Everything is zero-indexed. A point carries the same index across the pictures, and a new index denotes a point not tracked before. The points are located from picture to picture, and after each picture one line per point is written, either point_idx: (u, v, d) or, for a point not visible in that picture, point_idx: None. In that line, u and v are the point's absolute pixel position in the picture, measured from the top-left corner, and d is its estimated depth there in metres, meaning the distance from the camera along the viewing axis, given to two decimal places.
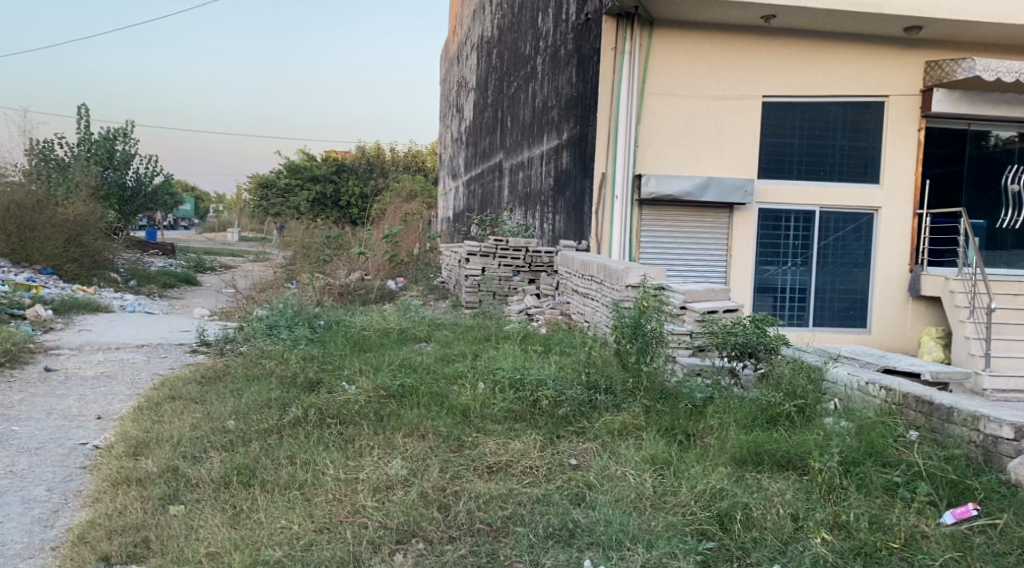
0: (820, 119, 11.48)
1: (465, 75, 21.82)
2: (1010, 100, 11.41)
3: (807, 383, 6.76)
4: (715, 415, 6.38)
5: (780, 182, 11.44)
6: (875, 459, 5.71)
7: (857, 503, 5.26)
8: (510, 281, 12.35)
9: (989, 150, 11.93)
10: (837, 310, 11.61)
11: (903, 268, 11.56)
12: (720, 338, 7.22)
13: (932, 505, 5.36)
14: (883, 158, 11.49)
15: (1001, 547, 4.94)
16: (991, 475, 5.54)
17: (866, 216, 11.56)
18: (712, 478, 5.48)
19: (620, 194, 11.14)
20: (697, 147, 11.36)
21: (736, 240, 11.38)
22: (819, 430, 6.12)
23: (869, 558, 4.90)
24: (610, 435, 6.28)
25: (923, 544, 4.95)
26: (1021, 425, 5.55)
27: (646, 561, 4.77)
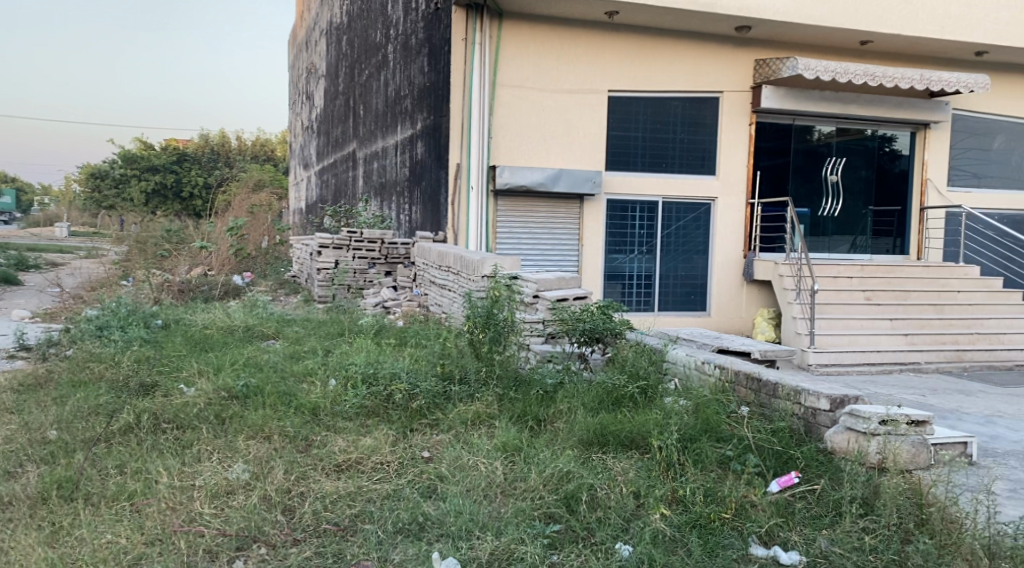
0: (661, 113, 11.96)
1: (314, 61, 21.38)
2: (830, 97, 12.29)
3: (649, 364, 7.09)
4: (564, 400, 6.60)
5: (625, 173, 11.87)
6: (709, 435, 6.06)
7: (693, 477, 5.55)
8: (365, 274, 12.23)
9: (812, 144, 12.80)
10: (681, 295, 12.20)
11: (739, 254, 12.21)
12: (570, 325, 7.46)
13: (760, 475, 5.74)
14: (720, 151, 12.08)
15: (818, 511, 5.35)
16: (812, 444, 5.99)
17: (704, 206, 12.17)
18: (558, 461, 5.65)
19: (475, 185, 11.20)
20: (547, 141, 11.57)
21: (586, 229, 11.73)
22: (659, 410, 6.43)
23: (704, 530, 5.19)
24: (463, 425, 6.36)
25: (752, 513, 5.29)
26: (836, 397, 6.03)
27: (494, 549, 4.88)
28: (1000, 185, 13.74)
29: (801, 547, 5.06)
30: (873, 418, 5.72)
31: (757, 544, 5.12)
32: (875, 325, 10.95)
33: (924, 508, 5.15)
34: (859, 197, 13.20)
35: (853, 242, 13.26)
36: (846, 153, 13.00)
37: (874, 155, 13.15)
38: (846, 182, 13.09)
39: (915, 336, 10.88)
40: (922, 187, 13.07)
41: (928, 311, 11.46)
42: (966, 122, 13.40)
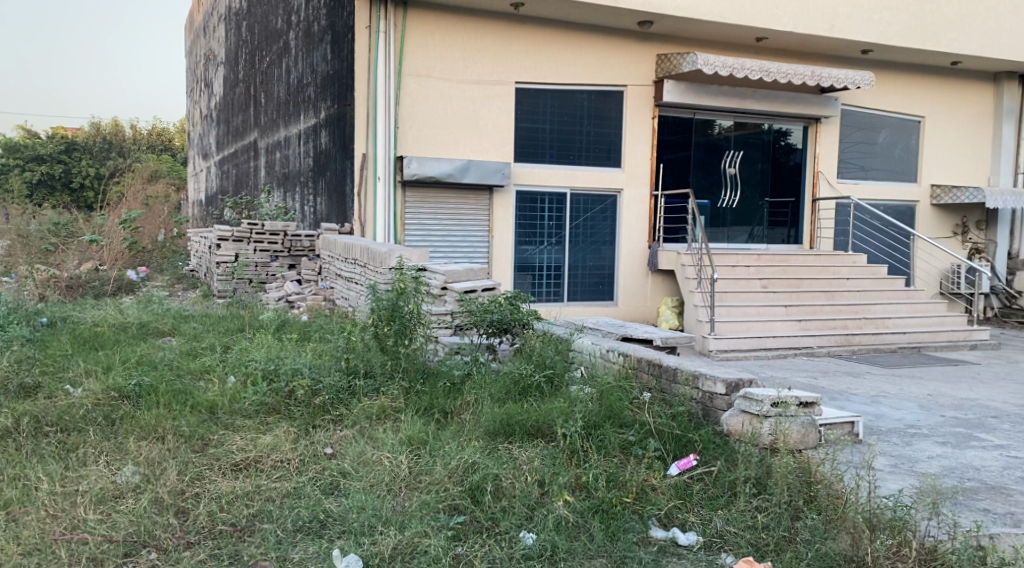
0: (567, 105, 12.05)
1: (212, 48, 20.78)
2: (729, 92, 12.61)
3: (555, 354, 7.17)
4: (471, 392, 6.61)
5: (533, 165, 11.93)
6: (612, 421, 6.17)
7: (596, 464, 5.64)
8: (267, 267, 11.92)
9: (712, 137, 13.13)
10: (589, 285, 12.35)
11: (643, 245, 12.47)
12: (477, 316, 7.48)
13: (661, 459, 5.89)
14: (625, 143, 12.27)
15: (714, 492, 5.51)
16: (710, 427, 6.18)
17: (610, 197, 12.34)
18: (464, 453, 5.65)
19: (382, 175, 11.07)
20: (455, 131, 11.49)
21: (496, 221, 11.74)
22: (564, 398, 6.50)
23: (606, 515, 5.27)
24: (367, 420, 6.30)
25: (652, 496, 5.41)
26: (731, 381, 6.24)
27: (398, 543, 4.83)
28: (885, 177, 14.42)
29: (698, 528, 5.20)
30: (765, 401, 5.93)
31: (657, 527, 5.25)
32: (770, 311, 11.34)
33: (812, 486, 5.33)
34: (757, 188, 13.61)
35: (751, 232, 13.66)
36: (743, 147, 13.39)
37: (769, 148, 13.57)
38: (744, 174, 13.48)
39: (809, 321, 11.30)
40: (813, 179, 13.57)
41: (820, 297, 11.95)
42: (854, 117, 14.00)
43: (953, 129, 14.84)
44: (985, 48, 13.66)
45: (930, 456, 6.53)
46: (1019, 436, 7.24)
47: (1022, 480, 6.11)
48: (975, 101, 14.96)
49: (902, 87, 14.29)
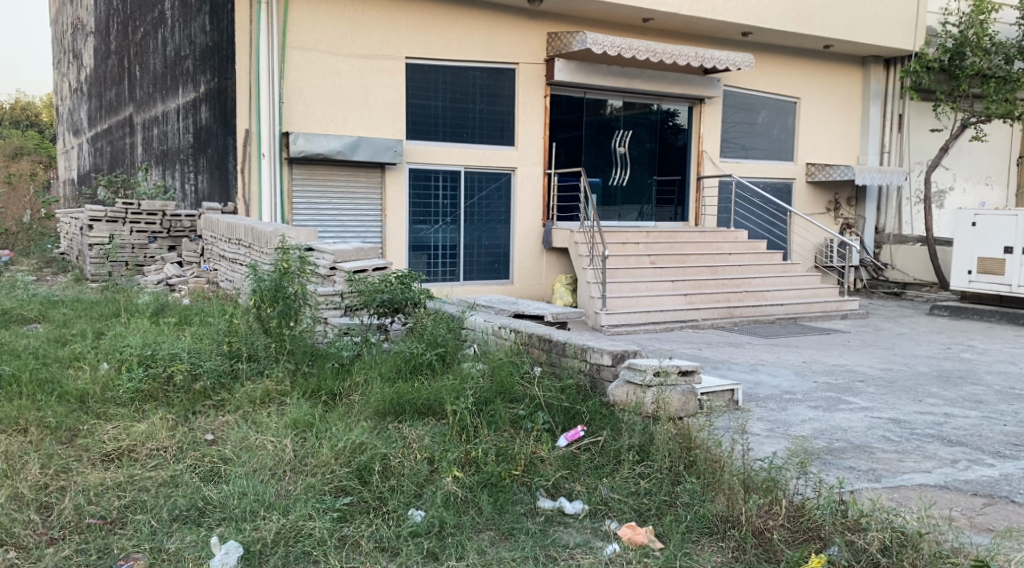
0: (459, 82, 11.91)
1: (80, 18, 19.74)
2: (617, 72, 12.79)
3: (447, 332, 7.13)
4: (360, 372, 6.54)
5: (426, 143, 11.72)
6: (503, 396, 6.22)
7: (485, 439, 5.65)
8: (145, 249, 11.48)
9: (604, 116, 13.29)
10: (484, 264, 12.32)
11: (538, 223, 12.57)
12: (367, 297, 7.36)
13: (550, 432, 5.99)
14: (518, 122, 12.29)
15: (600, 461, 5.63)
16: (596, 398, 6.32)
17: (505, 175, 12.36)
18: (352, 434, 5.57)
19: (267, 151, 10.71)
20: (344, 107, 11.16)
21: (389, 200, 11.52)
22: (455, 376, 6.51)
23: (494, 488, 5.29)
24: (251, 405, 6.13)
25: (540, 468, 5.48)
26: (617, 353, 6.41)
27: (280, 528, 4.72)
28: (765, 156, 14.93)
29: (584, 496, 5.30)
30: (648, 370, 6.13)
31: (544, 497, 5.32)
32: (658, 286, 11.61)
33: (691, 451, 5.50)
34: (645, 167, 13.88)
35: (641, 211, 13.95)
36: (633, 126, 13.61)
37: (657, 128, 13.84)
38: (633, 154, 13.71)
39: (694, 295, 11.64)
40: (699, 158, 13.94)
41: (704, 272, 12.32)
42: (735, 98, 14.43)
43: (827, 109, 15.48)
44: (853, 31, 14.31)
45: (803, 419, 6.84)
46: (883, 398, 7.66)
47: (884, 438, 6.47)
48: (844, 82, 15.65)
49: (780, 69, 14.81)
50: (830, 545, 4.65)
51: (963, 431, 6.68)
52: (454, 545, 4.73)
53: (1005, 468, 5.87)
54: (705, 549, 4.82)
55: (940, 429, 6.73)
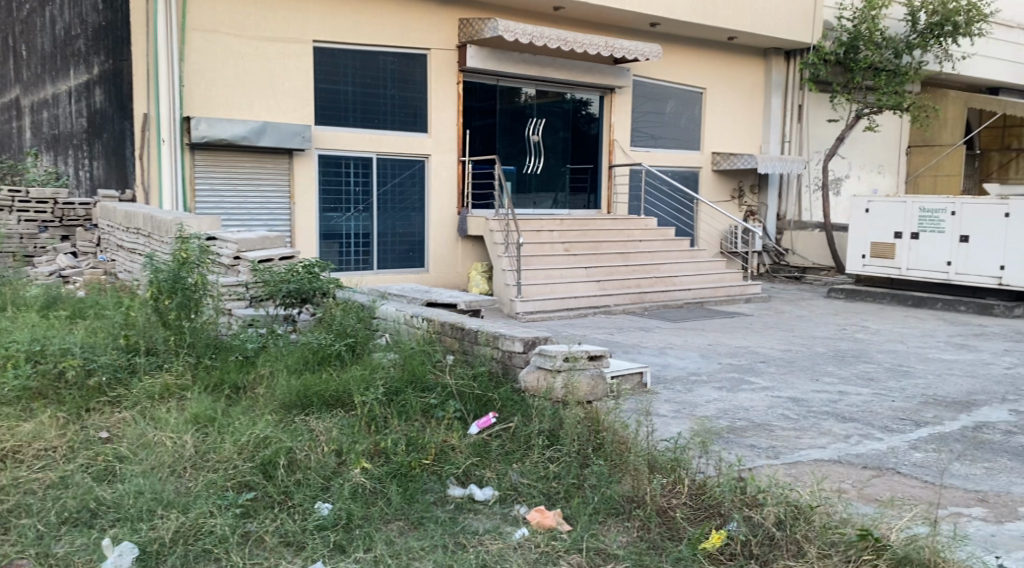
0: (369, 67, 11.70)
1: None
2: (529, 60, 12.82)
3: (357, 322, 7.06)
4: (265, 365, 6.40)
5: (335, 128, 11.50)
6: (414, 386, 6.19)
7: (395, 429, 5.62)
8: (35, 239, 10.82)
9: (518, 104, 13.30)
10: (399, 253, 12.20)
11: (453, 211, 12.53)
12: (272, 287, 7.20)
13: (462, 420, 5.98)
14: (430, 109, 12.18)
15: (511, 447, 5.65)
16: (508, 385, 6.36)
17: (418, 163, 12.23)
18: (256, 428, 5.44)
19: (167, 138, 10.27)
20: (249, 91, 10.86)
21: (298, 187, 11.26)
22: (364, 366, 6.44)
23: (403, 478, 5.25)
24: (149, 400, 5.95)
25: (450, 456, 5.47)
26: (528, 339, 6.45)
27: (179, 526, 4.58)
28: (674, 145, 15.20)
29: (494, 482, 5.31)
30: (557, 356, 6.17)
31: (455, 485, 5.31)
32: (571, 272, 11.72)
33: (599, 434, 5.62)
34: (559, 155, 13.96)
35: (555, 198, 14.04)
36: (546, 115, 13.66)
37: (570, 116, 13.93)
38: (547, 142, 13.77)
39: (607, 281, 11.79)
40: (610, 146, 14.16)
41: (615, 259, 12.48)
42: (645, 88, 14.65)
43: (732, 98, 15.86)
44: (756, 24, 14.69)
45: (707, 400, 7.02)
46: (783, 377, 7.92)
47: (784, 416, 6.68)
48: (747, 73, 16.06)
49: (687, 59, 15.08)
50: (729, 521, 4.74)
51: (856, 408, 6.96)
52: (363, 536, 4.67)
53: (893, 441, 6.14)
54: (611, 529, 4.85)
55: (835, 406, 6.99)
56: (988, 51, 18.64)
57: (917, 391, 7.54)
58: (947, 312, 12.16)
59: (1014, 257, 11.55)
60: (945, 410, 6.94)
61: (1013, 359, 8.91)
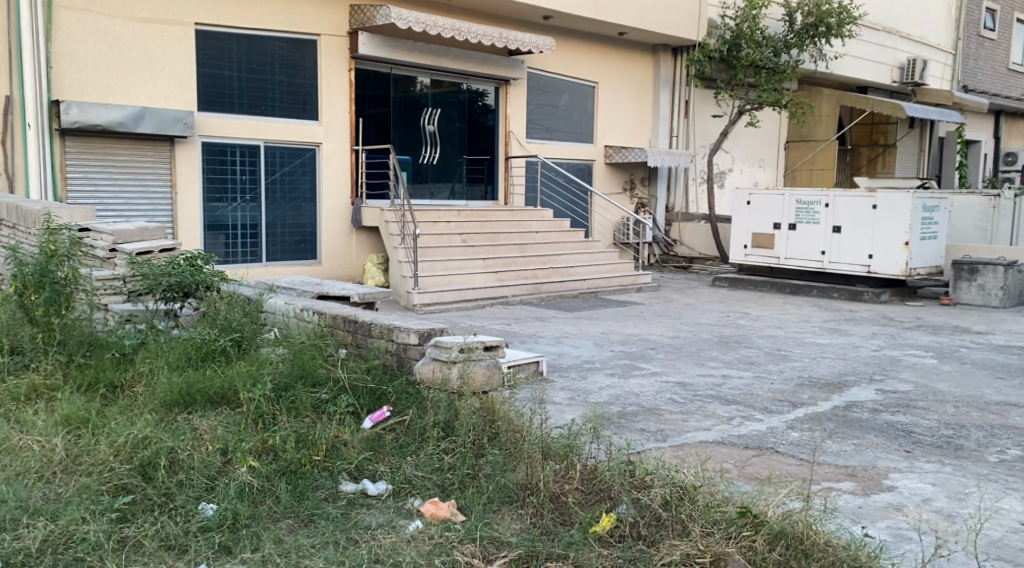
0: (256, 52, 11.35)
1: None
2: (422, 49, 12.72)
3: (243, 317, 6.89)
4: (145, 362, 6.14)
5: (221, 115, 11.10)
6: (305, 381, 6.08)
7: (284, 426, 5.48)
8: None
9: (413, 94, 13.17)
10: (289, 244, 11.90)
11: (346, 201, 12.33)
12: (151, 281, 6.89)
13: (355, 414, 5.89)
14: (321, 96, 11.93)
15: (405, 441, 5.60)
16: (403, 377, 6.33)
17: (309, 151, 11.96)
18: (134, 428, 5.21)
19: (33, 123, 9.69)
20: (125, 75, 10.36)
21: (180, 176, 10.82)
22: (251, 361, 6.26)
23: (293, 476, 5.12)
24: (15, 403, 5.63)
25: (343, 452, 5.38)
26: (424, 332, 6.43)
27: (48, 535, 4.34)
28: (568, 137, 15.38)
29: (387, 476, 5.24)
30: (453, 347, 6.16)
31: (347, 481, 5.21)
32: (468, 264, 11.70)
33: (494, 423, 5.63)
34: (456, 146, 13.89)
35: (452, 189, 13.96)
36: (441, 105, 13.57)
37: (465, 106, 13.90)
38: (442, 132, 13.67)
39: (504, 272, 11.83)
40: (506, 138, 14.25)
41: (512, 250, 12.52)
42: (539, 80, 14.76)
43: (623, 92, 16.15)
44: (645, 19, 14.96)
45: (600, 386, 7.12)
46: (672, 363, 8.11)
47: (672, 400, 6.83)
48: (637, 67, 16.38)
49: (580, 52, 15.25)
50: (618, 504, 4.82)
51: (738, 390, 7.18)
52: (250, 537, 4.52)
53: (772, 422, 6.36)
54: (505, 517, 4.85)
55: (720, 390, 7.19)
56: (860, 53, 19.56)
57: (794, 373, 7.85)
58: (822, 299, 12.67)
59: (882, 247, 12.16)
60: (819, 391, 7.24)
61: (881, 342, 9.37)
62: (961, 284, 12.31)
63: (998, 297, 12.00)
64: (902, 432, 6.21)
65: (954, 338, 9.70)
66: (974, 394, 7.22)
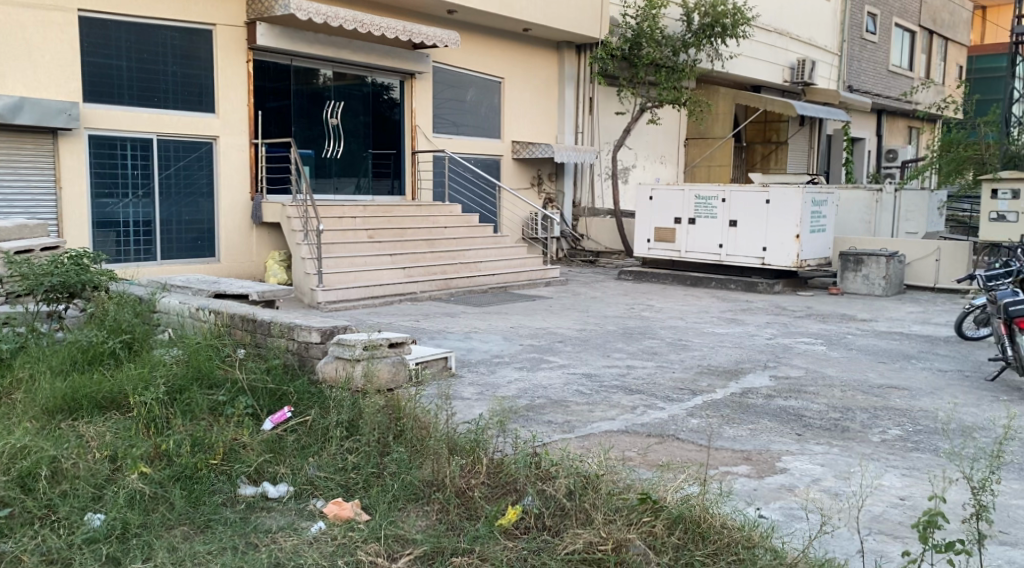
0: (146, 41, 10.92)
1: None
2: (323, 41, 12.50)
3: (133, 317, 6.65)
4: (24, 368, 5.87)
5: (109, 107, 10.64)
6: (201, 383, 5.89)
7: (178, 429, 5.29)
8: None
9: (316, 86, 12.92)
10: (185, 242, 11.53)
11: (246, 197, 12.02)
12: (30, 282, 6.56)
13: (254, 416, 5.74)
14: (217, 88, 11.59)
15: (306, 442, 5.47)
16: (304, 377, 6.22)
17: (206, 145, 11.60)
18: (10, 438, 4.96)
19: None
20: (2, 63, 9.78)
21: (65, 172, 10.29)
22: (142, 364, 6.04)
23: (187, 481, 4.94)
24: None
25: (241, 455, 5.22)
26: (326, 329, 6.33)
27: None
28: (475, 131, 15.33)
29: (288, 478, 5.10)
30: (356, 345, 6.11)
31: (246, 484, 5.05)
32: (373, 260, 11.54)
33: (400, 421, 5.56)
34: (360, 140, 13.69)
35: (357, 184, 13.75)
36: (345, 98, 13.35)
37: (369, 100, 13.71)
38: (346, 125, 13.45)
39: (411, 268, 11.72)
40: (412, 133, 14.15)
41: (420, 246, 12.42)
42: (444, 74, 14.67)
43: (528, 87, 16.21)
44: (549, 15, 15.05)
45: (508, 380, 7.12)
46: (578, 355, 8.18)
47: (579, 391, 6.89)
48: (542, 62, 16.47)
49: (485, 47, 15.24)
50: (524, 496, 4.82)
51: (641, 380, 7.31)
52: (141, 546, 4.34)
53: (674, 409, 6.49)
54: (411, 514, 4.79)
55: (625, 380, 7.29)
56: (754, 53, 20.17)
57: (694, 362, 8.01)
58: (720, 290, 13.00)
59: (775, 240, 12.55)
60: (717, 378, 7.43)
61: (774, 330, 9.67)
62: (847, 274, 12.82)
63: (882, 286, 12.51)
64: (793, 415, 6.41)
65: (843, 325, 10.10)
66: (860, 378, 7.53)
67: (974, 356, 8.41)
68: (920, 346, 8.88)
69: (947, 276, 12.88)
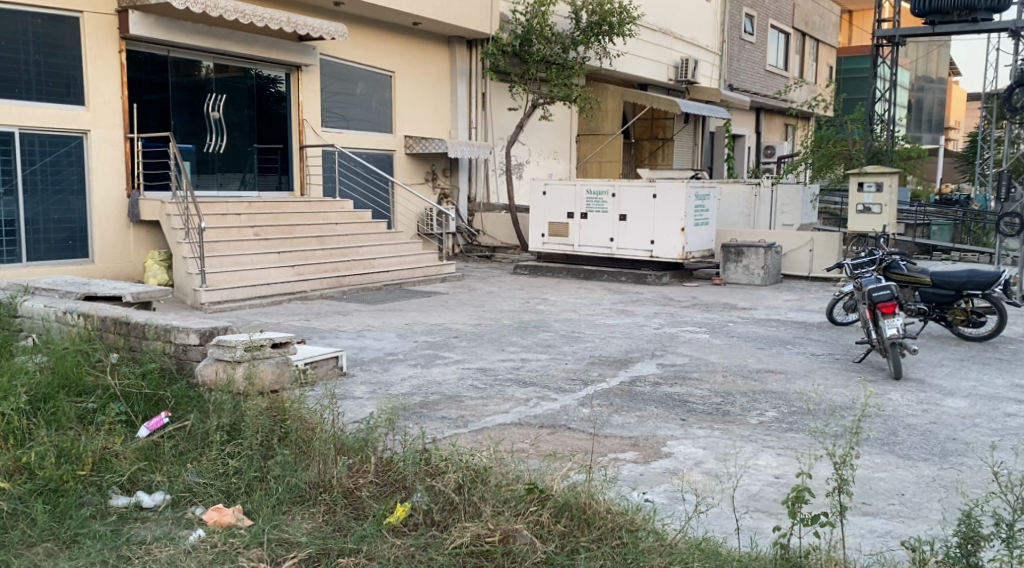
0: (5, 28, 10.31)
1: None
2: (202, 31, 12.11)
3: None
4: None
5: None
6: (68, 390, 5.61)
7: (42, 440, 5.03)
8: None
9: (196, 78, 12.49)
10: (56, 242, 10.99)
11: (121, 194, 11.51)
12: None
13: (129, 423, 5.52)
14: (87, 79, 11.06)
15: (184, 447, 5.26)
16: (183, 380, 6.00)
17: (76, 139, 11.05)
18: None
19: None
20: None
21: None
22: (4, 372, 5.75)
23: (51, 495, 4.70)
24: None
25: (113, 464, 5.00)
26: (205, 332, 6.11)
27: None
28: (365, 126, 15.13)
29: (164, 486, 4.92)
30: (237, 346, 5.94)
31: (118, 495, 4.85)
32: (260, 258, 11.23)
33: (285, 423, 5.41)
34: (245, 134, 13.32)
35: (243, 179, 13.37)
36: (227, 90, 12.95)
37: (253, 93, 13.34)
38: (229, 119, 13.05)
39: (301, 266, 11.47)
40: (300, 127, 13.87)
41: (311, 243, 12.16)
42: (331, 68, 14.41)
43: (418, 81, 16.07)
44: (439, 10, 14.97)
45: (402, 377, 7.07)
46: (473, 350, 8.17)
47: (472, 386, 6.89)
48: (433, 57, 16.38)
49: (373, 41, 15.03)
50: (413, 492, 4.76)
51: (534, 372, 7.36)
52: None
53: (565, 400, 6.55)
54: (295, 517, 4.67)
55: (518, 373, 7.33)
56: (640, 52, 20.57)
57: (586, 353, 8.12)
58: (611, 283, 13.21)
59: (662, 233, 12.85)
60: (607, 368, 7.55)
61: (662, 320, 9.89)
62: (729, 265, 13.21)
63: (761, 276, 12.97)
64: (678, 401, 6.57)
65: (725, 313, 10.42)
66: (740, 363, 7.78)
67: (844, 340, 8.82)
68: (795, 332, 9.24)
69: (821, 265, 13.44)
